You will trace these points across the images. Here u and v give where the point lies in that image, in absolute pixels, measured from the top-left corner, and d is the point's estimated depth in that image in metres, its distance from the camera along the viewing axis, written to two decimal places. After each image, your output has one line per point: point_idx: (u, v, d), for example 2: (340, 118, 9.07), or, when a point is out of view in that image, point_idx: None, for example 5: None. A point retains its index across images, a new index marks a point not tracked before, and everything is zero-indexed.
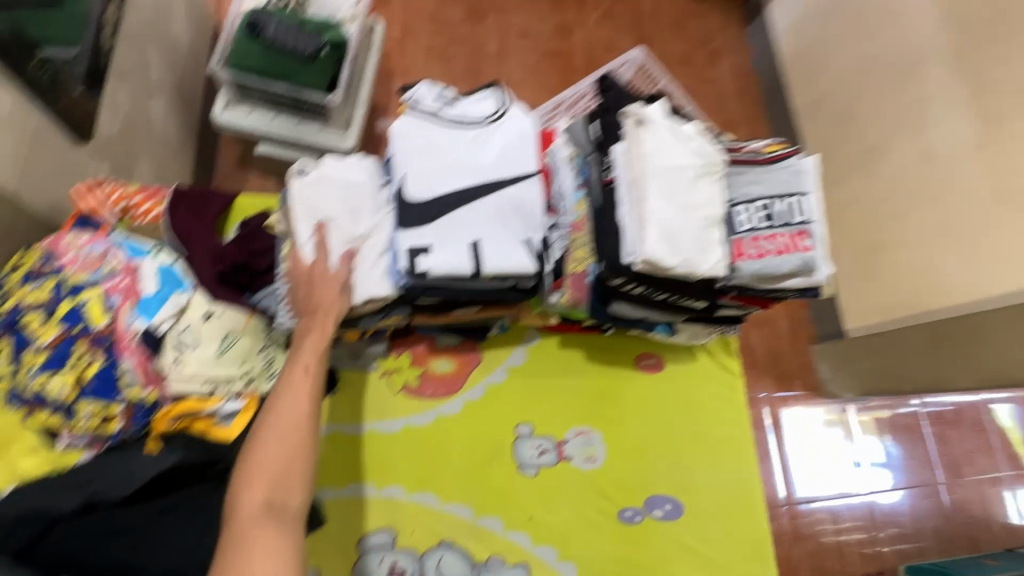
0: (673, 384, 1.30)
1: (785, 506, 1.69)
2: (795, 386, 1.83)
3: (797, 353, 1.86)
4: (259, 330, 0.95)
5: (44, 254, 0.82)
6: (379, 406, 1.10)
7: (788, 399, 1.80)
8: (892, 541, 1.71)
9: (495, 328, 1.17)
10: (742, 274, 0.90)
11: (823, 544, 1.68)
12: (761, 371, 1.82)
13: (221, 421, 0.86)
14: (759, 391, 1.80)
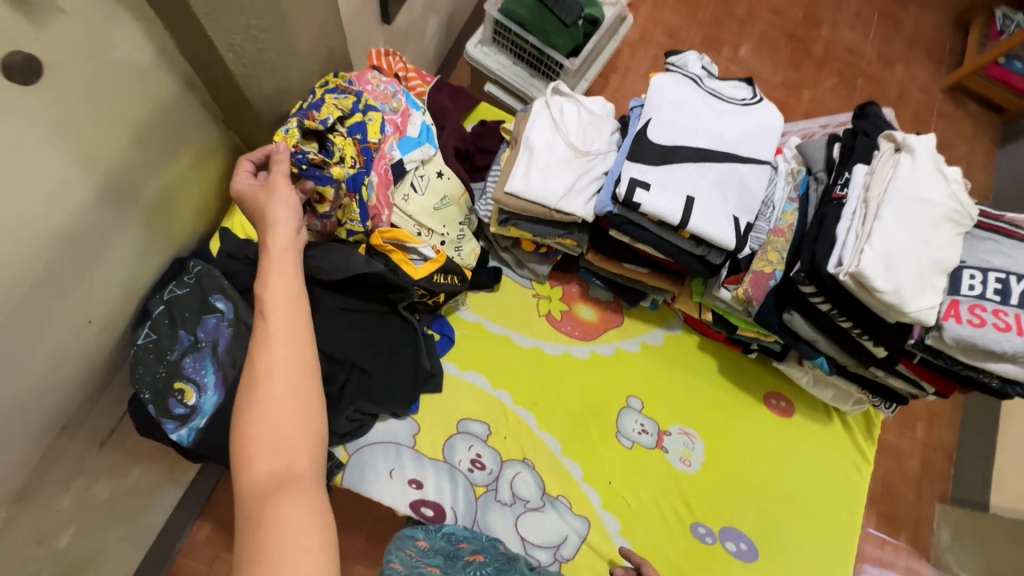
0: (795, 435, 1.23)
1: None
2: (901, 535, 1.74)
3: (918, 505, 1.77)
4: (465, 206, 1.08)
5: (349, 79, 1.01)
6: (521, 320, 1.19)
7: (886, 543, 1.73)
8: None
9: (646, 301, 1.21)
10: (949, 336, 0.84)
11: None
12: (869, 504, 1.75)
13: (414, 261, 1.01)
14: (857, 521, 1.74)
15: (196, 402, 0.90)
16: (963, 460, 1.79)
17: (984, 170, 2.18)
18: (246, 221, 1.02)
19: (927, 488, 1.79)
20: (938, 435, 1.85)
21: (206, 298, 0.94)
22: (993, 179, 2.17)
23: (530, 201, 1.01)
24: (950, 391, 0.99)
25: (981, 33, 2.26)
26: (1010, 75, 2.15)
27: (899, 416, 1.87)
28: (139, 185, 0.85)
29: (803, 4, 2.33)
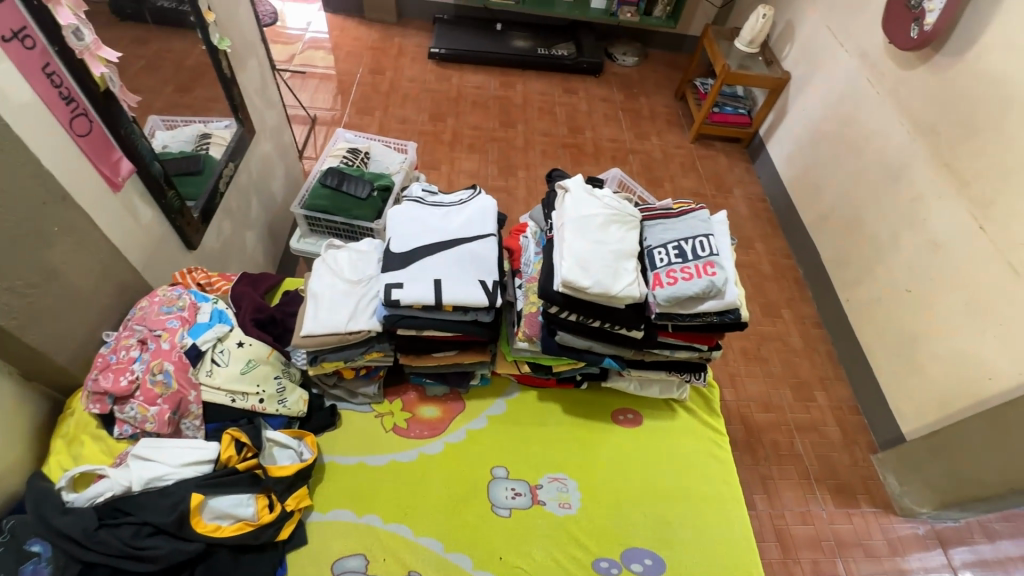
0: (652, 438, 1.34)
1: None
2: (861, 502, 1.84)
3: (857, 467, 1.91)
4: (278, 362, 1.21)
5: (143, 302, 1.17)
6: (371, 443, 1.26)
7: (853, 515, 1.80)
8: None
9: (475, 379, 1.34)
10: (661, 298, 1.05)
11: None
12: (815, 483, 1.86)
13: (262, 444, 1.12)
14: (815, 506, 1.81)
15: None
16: (869, 409, 2.01)
17: (746, 183, 2.76)
18: (61, 457, 1.04)
19: (856, 448, 1.96)
20: (838, 395, 2.09)
21: (20, 546, 0.92)
22: (756, 188, 2.75)
23: (325, 334, 1.16)
24: (715, 341, 1.19)
25: (693, 99, 2.98)
26: (729, 117, 2.82)
27: (797, 392, 2.08)
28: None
29: (564, 122, 2.95)
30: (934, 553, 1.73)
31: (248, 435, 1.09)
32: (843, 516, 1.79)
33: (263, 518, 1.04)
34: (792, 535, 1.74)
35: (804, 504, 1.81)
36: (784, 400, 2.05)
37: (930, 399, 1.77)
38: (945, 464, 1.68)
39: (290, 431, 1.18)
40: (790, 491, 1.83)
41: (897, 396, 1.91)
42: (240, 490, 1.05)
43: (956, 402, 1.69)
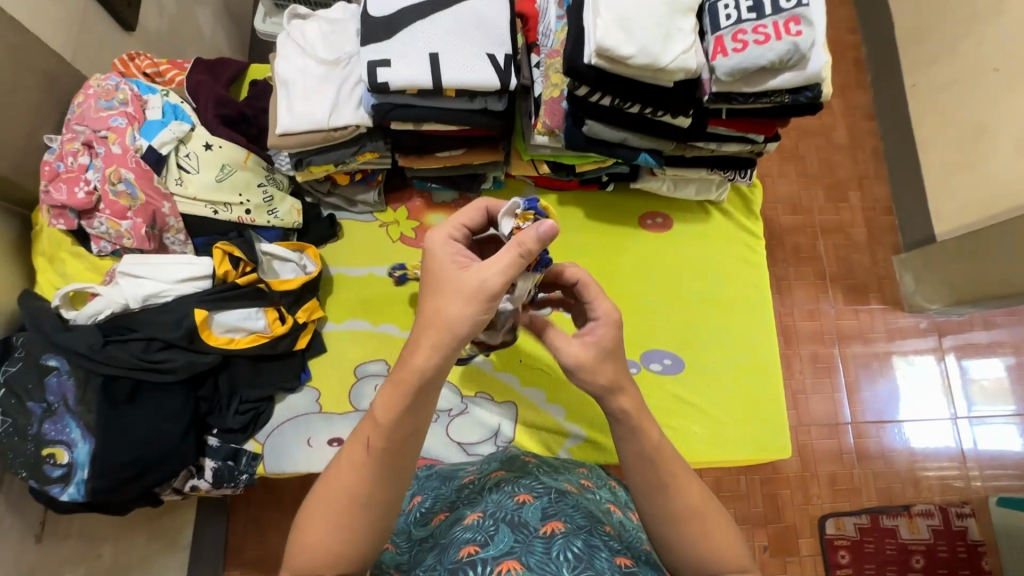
0: (681, 244, 1.24)
1: (852, 426, 1.72)
2: (872, 300, 1.83)
3: (875, 266, 1.85)
4: (259, 169, 1.04)
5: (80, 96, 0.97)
6: (377, 253, 1.17)
7: (861, 312, 1.81)
8: (986, 478, 1.70)
9: (488, 183, 1.18)
10: (721, 73, 0.82)
11: (894, 466, 1.70)
12: (830, 284, 1.82)
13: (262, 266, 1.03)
14: (825, 304, 1.81)
15: (71, 458, 0.90)
16: (903, 208, 1.85)
17: None
18: (47, 275, 0.97)
19: (877, 247, 1.86)
20: (873, 194, 1.89)
21: (38, 361, 0.91)
22: None
23: (305, 132, 0.97)
24: (774, 130, 0.99)
25: None
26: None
27: (830, 193, 1.89)
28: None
29: None
30: (927, 338, 1.80)
31: (242, 249, 0.99)
32: (851, 313, 1.80)
33: (276, 331, 1.01)
34: (797, 330, 1.78)
35: (815, 302, 1.80)
36: (814, 202, 1.88)
37: (980, 197, 1.62)
38: (977, 264, 1.58)
39: (287, 244, 1.07)
40: (803, 290, 1.81)
41: (942, 194, 1.73)
42: (246, 304, 0.99)
43: (1003, 200, 1.55)
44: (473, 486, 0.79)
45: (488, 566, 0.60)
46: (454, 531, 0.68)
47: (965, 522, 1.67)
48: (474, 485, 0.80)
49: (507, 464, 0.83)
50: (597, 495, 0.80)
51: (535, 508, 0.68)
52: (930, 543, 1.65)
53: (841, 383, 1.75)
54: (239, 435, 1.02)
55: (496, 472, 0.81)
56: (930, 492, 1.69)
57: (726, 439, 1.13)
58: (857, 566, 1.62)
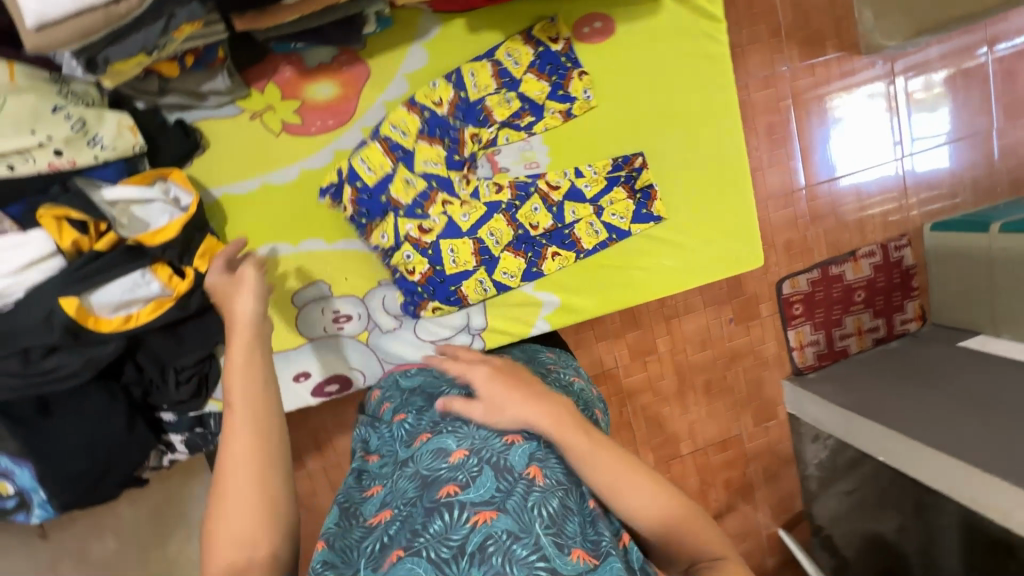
0: (628, 53, 1.01)
1: (805, 190, 1.68)
2: (827, 49, 1.63)
3: (832, 6, 1.61)
4: (38, 83, 0.73)
5: None
6: (264, 157, 0.92)
7: (816, 67, 1.63)
8: (921, 205, 1.74)
9: (371, 26, 0.88)
10: None
11: (844, 220, 1.71)
12: (784, 40, 1.61)
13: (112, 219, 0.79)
14: (779, 66, 1.62)
15: (15, 486, 0.81)
16: None
17: None
18: None
19: None
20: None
21: None
22: None
23: (76, 17, 0.64)
24: None
25: None
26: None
27: None
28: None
29: None
30: (879, 64, 1.65)
31: (77, 209, 0.74)
32: (806, 71, 1.63)
33: (178, 290, 0.83)
34: (751, 103, 1.62)
35: (768, 67, 1.61)
36: None
37: None
38: None
39: (138, 179, 0.81)
40: (757, 55, 1.61)
41: None
42: (124, 271, 0.79)
43: None
44: (465, 409, 0.68)
45: (462, 512, 0.54)
46: (435, 460, 0.61)
47: (902, 252, 1.75)
48: (463, 401, 0.70)
49: (498, 393, 0.74)
50: (588, 424, 0.77)
51: (525, 449, 0.60)
52: (871, 279, 1.74)
53: (796, 149, 1.65)
54: (194, 402, 0.91)
55: (485, 396, 0.71)
56: (873, 231, 1.73)
57: (699, 263, 1.08)
58: (808, 313, 1.72)
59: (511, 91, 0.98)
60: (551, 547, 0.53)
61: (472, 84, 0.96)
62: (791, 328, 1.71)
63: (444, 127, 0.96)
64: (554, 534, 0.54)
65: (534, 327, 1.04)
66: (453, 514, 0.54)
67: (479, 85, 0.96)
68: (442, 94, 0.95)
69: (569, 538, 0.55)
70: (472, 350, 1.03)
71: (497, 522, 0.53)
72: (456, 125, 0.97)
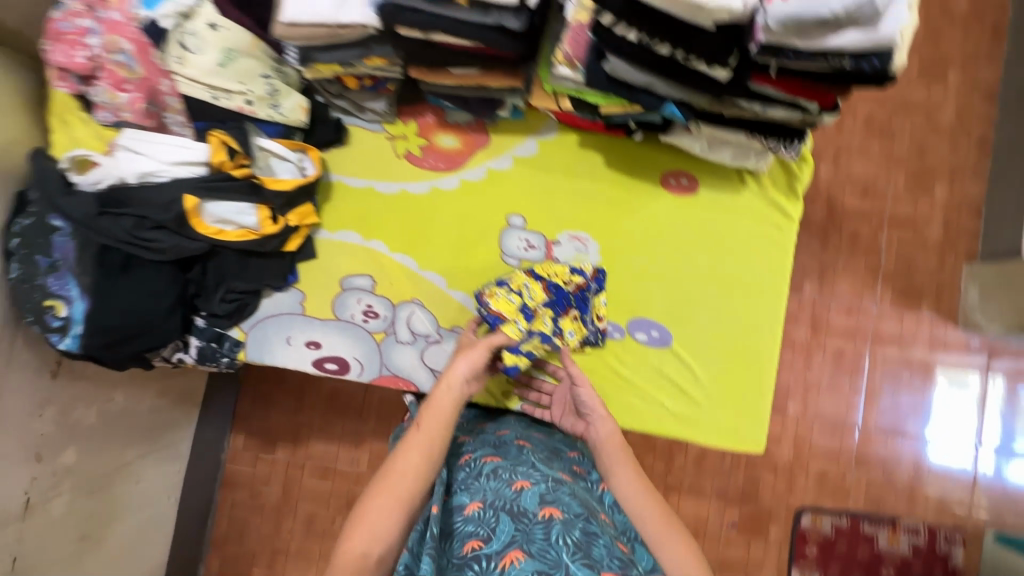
0: (701, 212, 1.13)
1: (860, 430, 1.60)
2: (923, 307, 1.64)
3: (940, 271, 1.65)
4: (267, 58, 0.99)
5: None
6: (381, 168, 1.14)
7: (905, 317, 1.63)
8: (990, 515, 1.57)
9: (505, 111, 1.11)
10: (772, 20, 0.69)
11: (893, 482, 1.58)
12: (880, 281, 1.64)
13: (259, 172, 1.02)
14: (868, 302, 1.64)
15: (68, 313, 0.97)
16: (996, 210, 1.62)
17: None
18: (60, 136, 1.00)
19: (947, 252, 1.66)
20: (961, 192, 1.67)
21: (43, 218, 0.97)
22: None
23: (310, 25, 0.91)
24: (829, 98, 0.85)
25: None
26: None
27: (914, 181, 1.67)
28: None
29: None
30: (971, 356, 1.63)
31: (237, 140, 0.97)
32: (894, 316, 1.63)
33: (266, 231, 1.01)
34: (829, 322, 1.63)
35: (857, 297, 1.64)
36: (891, 187, 1.67)
37: None
38: None
39: (288, 142, 1.04)
40: (847, 283, 1.64)
41: None
42: (236, 198, 0.99)
43: None
44: (474, 470, 0.88)
45: (493, 557, 0.71)
46: (460, 521, 0.79)
47: (951, 548, 1.56)
48: (472, 467, 0.89)
49: (502, 450, 0.93)
50: (587, 480, 0.95)
51: (533, 493, 0.80)
52: (906, 559, 1.56)
53: (863, 387, 1.61)
54: (224, 320, 1.07)
55: (491, 457, 0.91)
56: (923, 512, 1.58)
57: (697, 421, 1.10)
58: (822, 560, 1.56)
59: (555, 310, 1.06)
60: (582, 570, 0.69)
61: (538, 295, 1.06)
62: (796, 567, 1.55)
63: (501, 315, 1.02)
64: (581, 559, 0.70)
65: (522, 403, 1.12)
66: (483, 562, 0.71)
67: (537, 296, 1.05)
68: (514, 283, 1.05)
69: (597, 562, 0.71)
70: None
71: (525, 564, 0.70)
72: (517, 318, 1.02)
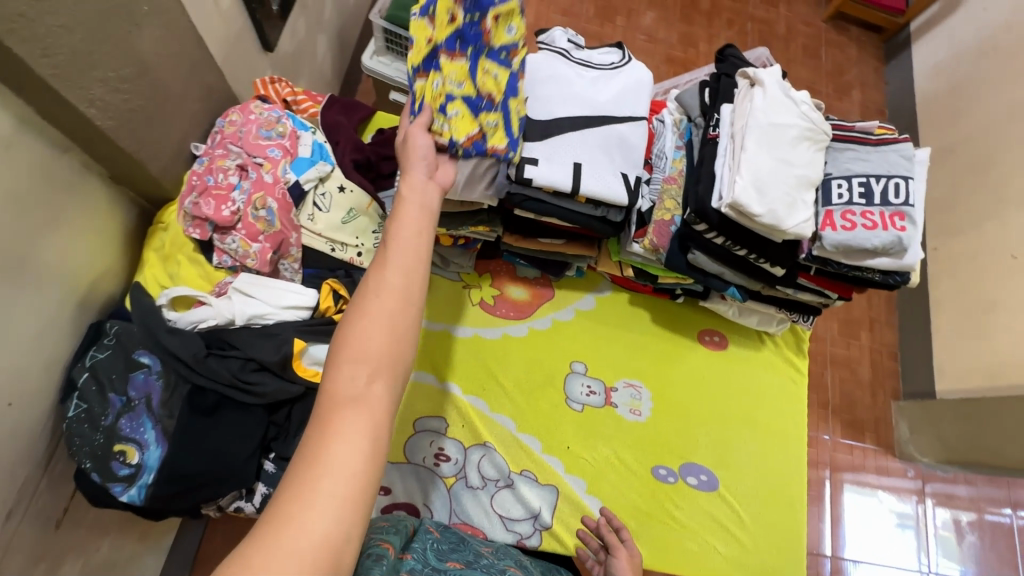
0: (733, 365, 1.31)
1: (830, 558, 1.69)
2: (866, 437, 1.85)
3: (874, 406, 1.89)
4: (377, 214, 1.10)
5: (220, 120, 1.06)
6: (458, 312, 1.23)
7: (854, 448, 1.82)
8: None
9: (571, 271, 1.26)
10: (828, 243, 0.92)
11: None
12: (830, 413, 1.85)
13: None
14: (823, 432, 1.83)
15: (140, 459, 0.91)
16: (912, 356, 1.91)
17: (869, 83, 2.30)
18: (157, 272, 1.01)
19: (879, 389, 1.91)
20: (882, 339, 1.97)
21: (129, 354, 0.94)
22: (876, 89, 2.30)
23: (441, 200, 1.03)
24: (849, 293, 1.08)
25: None
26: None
27: (844, 328, 1.95)
28: (21, 248, 0.81)
29: None
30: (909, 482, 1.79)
31: (347, 288, 1.04)
32: (844, 446, 1.82)
33: None
34: None
35: (814, 429, 1.82)
36: (828, 332, 1.94)
37: (981, 370, 1.69)
38: (973, 427, 1.67)
39: None
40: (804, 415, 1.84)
41: (946, 354, 1.81)
42: None
43: (1010, 375, 1.61)
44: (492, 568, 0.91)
45: None
46: None
47: None
48: (494, 566, 0.92)
49: (519, 568, 0.97)
50: None
51: None
52: None
53: (826, 513, 1.73)
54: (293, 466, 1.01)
55: (510, 567, 0.96)
56: None
57: (746, 565, 1.17)
58: None
59: (470, 69, 0.89)
60: None
61: (438, 82, 0.86)
62: None
63: (471, 132, 0.87)
64: None
65: None
66: None
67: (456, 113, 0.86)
68: (433, 100, 0.85)
69: None
70: (528, 542, 1.10)
71: None
72: (478, 120, 0.88)
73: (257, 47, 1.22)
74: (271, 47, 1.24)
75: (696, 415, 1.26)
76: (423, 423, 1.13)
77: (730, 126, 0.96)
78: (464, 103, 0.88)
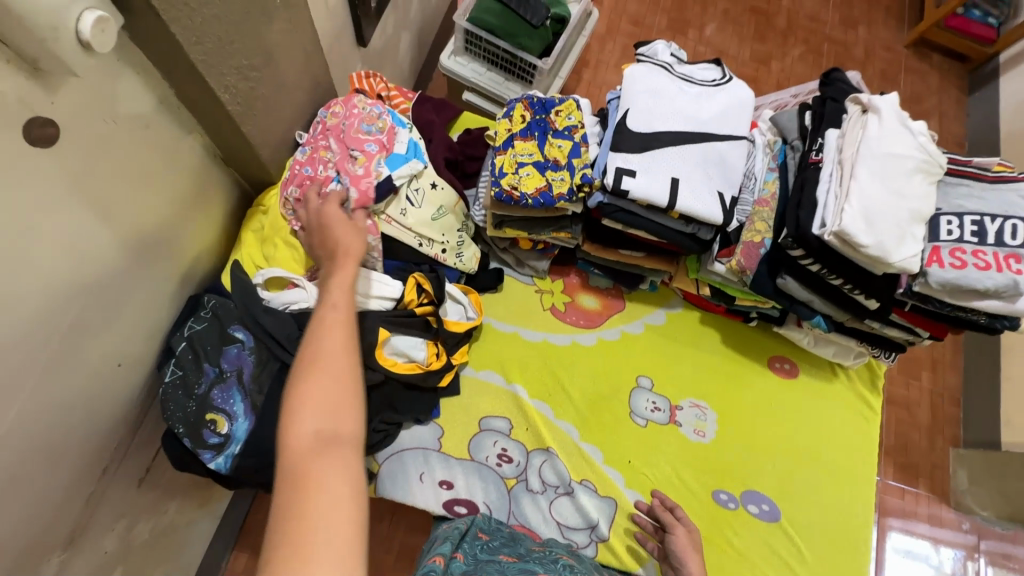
0: (803, 396, 1.27)
1: None
2: (919, 483, 1.73)
3: (931, 452, 1.76)
4: (462, 214, 1.13)
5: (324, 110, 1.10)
6: (530, 316, 1.24)
7: (906, 493, 1.71)
8: None
9: (645, 285, 1.25)
10: (933, 280, 0.88)
11: None
12: (883, 454, 1.74)
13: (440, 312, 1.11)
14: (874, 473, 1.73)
15: (228, 430, 0.95)
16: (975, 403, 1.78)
17: (949, 114, 2.20)
18: (254, 252, 1.06)
19: (938, 434, 1.78)
20: (943, 380, 1.83)
21: (225, 329, 0.98)
22: (957, 121, 2.19)
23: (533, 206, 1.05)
24: (943, 333, 1.04)
25: None
26: (971, 26, 2.15)
27: (904, 368, 1.84)
28: (144, 220, 0.86)
29: None
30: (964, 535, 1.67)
31: (431, 283, 1.06)
32: (895, 490, 1.71)
33: (433, 366, 1.05)
34: None
35: None
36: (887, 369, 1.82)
37: None
38: None
39: (462, 287, 1.15)
40: None
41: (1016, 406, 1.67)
42: (413, 333, 1.04)
43: None
44: (547, 559, 0.92)
45: None
46: None
47: None
48: (548, 557, 0.92)
49: (575, 556, 0.98)
50: None
51: None
52: None
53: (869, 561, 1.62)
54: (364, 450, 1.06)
55: (566, 556, 0.97)
56: None
57: None
58: None
59: (539, 143, 1.06)
60: None
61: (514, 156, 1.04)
62: None
63: (539, 186, 1.01)
64: None
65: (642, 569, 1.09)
66: None
67: (528, 178, 1.02)
68: (510, 167, 1.03)
69: None
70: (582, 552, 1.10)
71: None
72: (546, 176, 1.02)
73: (354, 42, 1.26)
74: (365, 41, 1.27)
75: (761, 443, 1.23)
76: (489, 423, 1.15)
77: (838, 153, 0.94)
78: (535, 163, 1.03)
